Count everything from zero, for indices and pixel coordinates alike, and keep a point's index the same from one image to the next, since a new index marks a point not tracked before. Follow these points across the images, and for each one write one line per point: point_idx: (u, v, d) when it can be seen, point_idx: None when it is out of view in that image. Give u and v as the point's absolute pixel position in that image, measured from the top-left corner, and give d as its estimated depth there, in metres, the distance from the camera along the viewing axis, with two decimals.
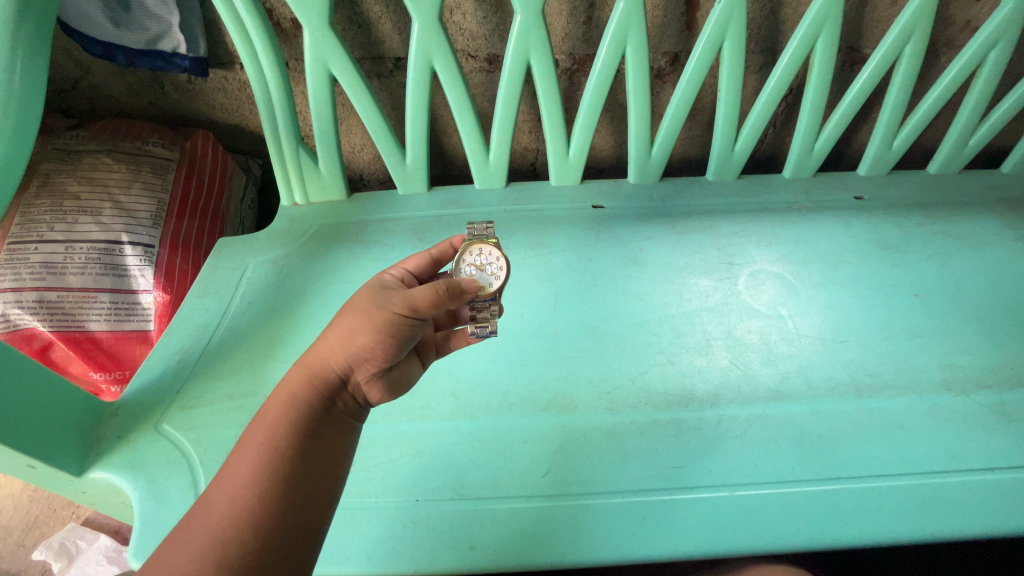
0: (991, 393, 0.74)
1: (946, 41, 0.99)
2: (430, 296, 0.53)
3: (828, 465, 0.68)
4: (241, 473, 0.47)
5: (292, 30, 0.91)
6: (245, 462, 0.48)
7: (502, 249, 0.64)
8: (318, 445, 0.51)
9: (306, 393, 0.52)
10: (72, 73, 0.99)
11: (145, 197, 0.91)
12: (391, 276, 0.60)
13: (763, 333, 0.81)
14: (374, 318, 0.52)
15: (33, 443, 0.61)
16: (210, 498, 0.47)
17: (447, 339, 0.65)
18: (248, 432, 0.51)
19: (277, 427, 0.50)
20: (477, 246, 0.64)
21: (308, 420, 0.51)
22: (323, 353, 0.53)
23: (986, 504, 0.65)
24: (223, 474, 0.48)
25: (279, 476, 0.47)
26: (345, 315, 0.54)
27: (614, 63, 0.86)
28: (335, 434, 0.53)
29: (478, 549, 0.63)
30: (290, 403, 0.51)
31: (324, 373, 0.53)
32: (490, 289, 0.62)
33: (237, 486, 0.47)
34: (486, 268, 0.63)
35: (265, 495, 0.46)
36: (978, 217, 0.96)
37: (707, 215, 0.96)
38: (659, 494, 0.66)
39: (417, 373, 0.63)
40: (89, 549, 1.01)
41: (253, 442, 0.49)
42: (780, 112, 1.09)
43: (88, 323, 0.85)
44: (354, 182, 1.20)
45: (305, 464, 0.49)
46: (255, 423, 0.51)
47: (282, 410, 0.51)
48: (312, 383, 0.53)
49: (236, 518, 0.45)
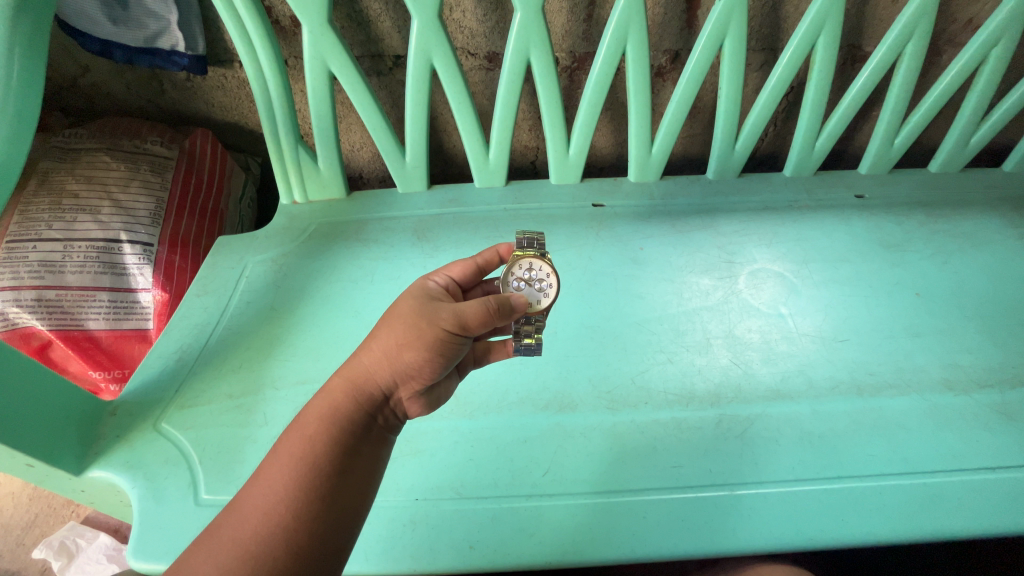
0: (992, 393, 0.74)
1: (947, 39, 0.99)
2: (481, 313, 0.51)
3: (828, 464, 0.68)
4: (277, 486, 0.47)
5: (291, 28, 0.91)
6: (280, 475, 0.47)
7: (552, 265, 0.63)
8: (354, 462, 0.51)
9: (348, 408, 0.52)
10: (71, 71, 0.98)
11: (144, 196, 0.91)
12: (436, 284, 0.60)
13: (763, 333, 0.81)
14: (425, 335, 0.52)
15: (32, 442, 0.61)
16: (243, 504, 0.47)
17: (486, 352, 0.66)
18: (284, 441, 0.50)
19: (316, 441, 0.49)
20: (527, 260, 0.63)
21: (348, 436, 0.51)
22: (369, 367, 0.53)
23: (987, 504, 0.65)
24: (257, 482, 0.48)
25: (315, 494, 0.47)
26: (393, 329, 0.54)
27: (614, 59, 0.86)
28: (373, 450, 0.53)
29: (478, 549, 0.63)
30: (332, 414, 0.51)
31: (366, 387, 0.53)
32: (539, 306, 0.62)
33: (272, 498, 0.46)
34: (534, 283, 0.63)
35: (300, 510, 0.46)
36: (979, 216, 0.95)
37: (708, 213, 0.96)
38: (659, 494, 0.66)
39: (453, 385, 0.64)
40: (89, 547, 1.01)
41: (289, 453, 0.49)
42: (781, 111, 1.09)
43: (87, 322, 0.84)
44: (354, 180, 1.20)
45: (342, 482, 0.49)
46: (291, 432, 0.51)
47: (323, 423, 0.51)
48: (355, 397, 0.52)
49: (270, 532, 0.45)
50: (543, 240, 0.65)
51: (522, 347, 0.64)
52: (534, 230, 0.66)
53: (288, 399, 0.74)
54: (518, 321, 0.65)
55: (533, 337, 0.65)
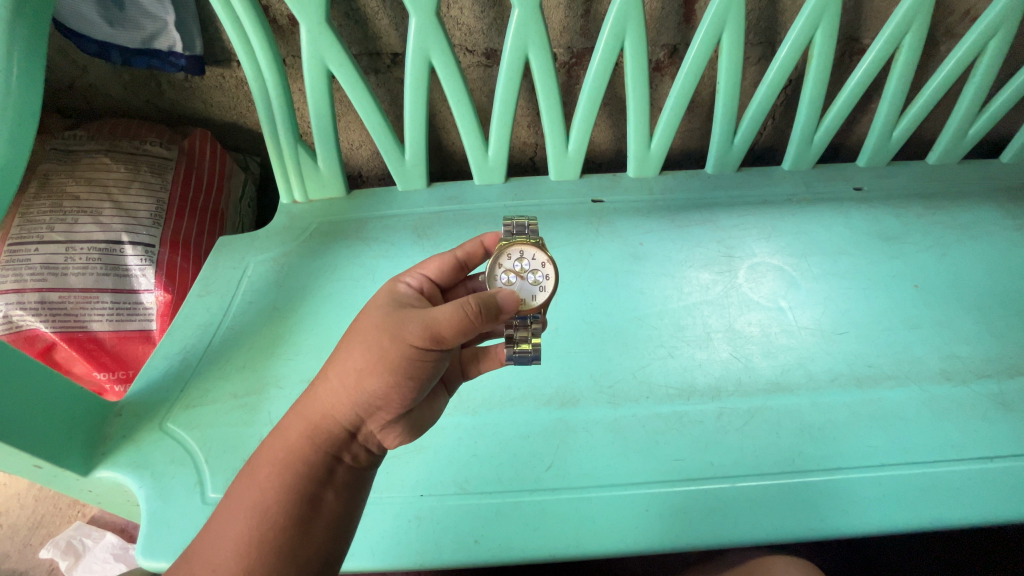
0: (991, 383, 0.74)
1: (946, 30, 0.99)
2: (455, 323, 0.49)
3: (828, 456, 0.68)
4: (230, 540, 0.47)
5: (289, 27, 0.91)
6: (234, 526, 0.48)
7: (548, 254, 0.62)
8: (318, 508, 0.51)
9: (305, 450, 0.52)
10: (69, 73, 0.98)
11: (144, 197, 0.91)
12: (405, 286, 0.60)
13: (763, 326, 0.82)
14: (384, 359, 0.51)
15: (40, 443, 0.62)
16: (196, 560, 0.47)
17: (473, 361, 0.66)
18: (238, 491, 0.51)
19: (270, 488, 0.50)
20: (518, 249, 0.63)
21: (307, 482, 0.51)
22: (327, 401, 0.53)
23: (986, 492, 0.65)
24: (210, 533, 0.49)
25: (268, 548, 0.47)
26: (353, 358, 0.52)
27: (613, 54, 0.86)
28: (339, 492, 0.53)
29: (483, 543, 0.64)
30: (286, 458, 0.51)
31: (327, 427, 0.53)
32: (535, 301, 0.61)
33: (226, 551, 0.47)
34: (528, 275, 0.62)
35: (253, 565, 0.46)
36: (978, 207, 0.96)
37: (707, 207, 0.96)
38: (661, 487, 0.67)
39: (444, 403, 0.65)
40: (96, 546, 1.02)
41: (243, 503, 0.49)
42: (779, 104, 1.09)
43: (91, 323, 0.85)
44: (353, 179, 1.20)
45: (303, 532, 0.49)
46: (249, 476, 0.51)
47: (276, 469, 0.51)
48: (314, 439, 0.52)
49: None
50: (534, 227, 0.66)
51: (515, 354, 0.63)
52: (525, 217, 0.67)
53: (291, 399, 0.75)
54: (513, 326, 0.64)
55: (529, 342, 0.64)
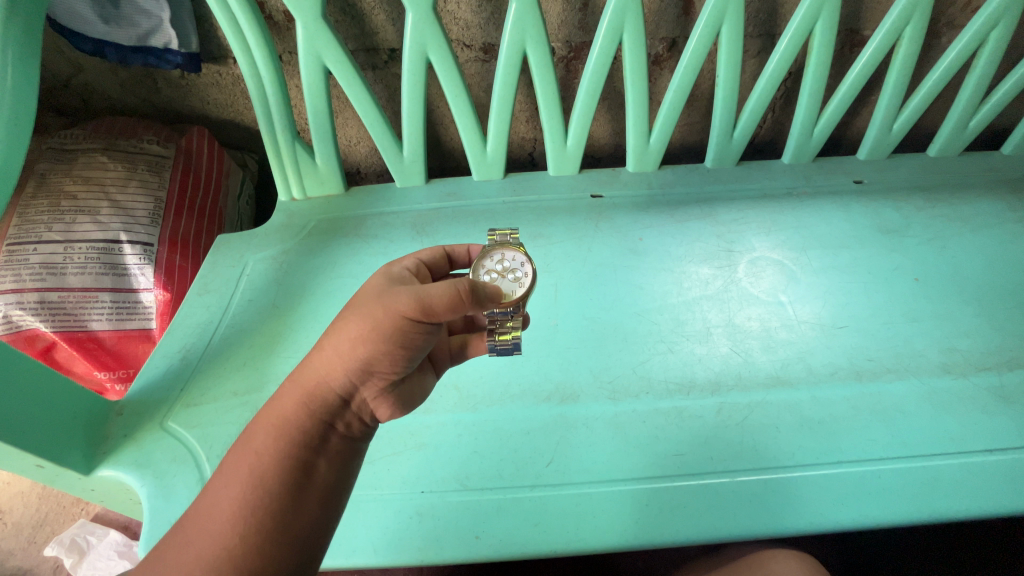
0: (991, 375, 0.74)
1: (946, 21, 0.98)
2: (449, 298, 0.48)
3: (827, 449, 0.69)
4: (224, 509, 0.47)
5: (285, 23, 0.91)
6: (229, 495, 0.48)
7: (528, 255, 0.62)
8: (312, 476, 0.50)
9: (299, 418, 0.51)
10: (64, 71, 0.98)
11: (142, 196, 0.91)
12: (404, 268, 0.58)
13: (763, 320, 0.82)
14: (379, 330, 0.50)
15: (42, 443, 0.62)
16: (194, 526, 0.48)
17: (463, 347, 0.66)
18: (235, 458, 0.51)
19: (264, 456, 0.49)
20: (501, 252, 0.64)
21: (301, 450, 0.50)
22: (320, 369, 0.51)
23: (985, 485, 0.65)
24: (207, 500, 0.49)
25: (261, 517, 0.46)
26: (348, 327, 0.51)
27: (612, 47, 0.85)
28: (333, 462, 0.52)
29: (483, 539, 0.64)
30: (281, 427, 0.50)
31: (321, 394, 0.51)
32: (513, 296, 0.59)
33: (221, 519, 0.47)
34: (508, 274, 0.61)
35: (246, 533, 0.46)
36: (979, 199, 0.95)
37: (707, 202, 0.96)
38: (661, 481, 0.67)
39: (431, 382, 0.63)
40: (100, 543, 1.03)
41: (237, 472, 0.49)
42: (779, 97, 1.08)
43: (90, 323, 0.85)
44: (351, 175, 1.20)
45: (296, 500, 0.48)
46: (244, 445, 0.51)
47: (271, 438, 0.50)
48: (308, 407, 0.51)
49: (216, 556, 0.45)
50: (517, 237, 0.66)
51: (496, 344, 0.63)
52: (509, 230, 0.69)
53: None
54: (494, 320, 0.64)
55: (510, 333, 0.63)
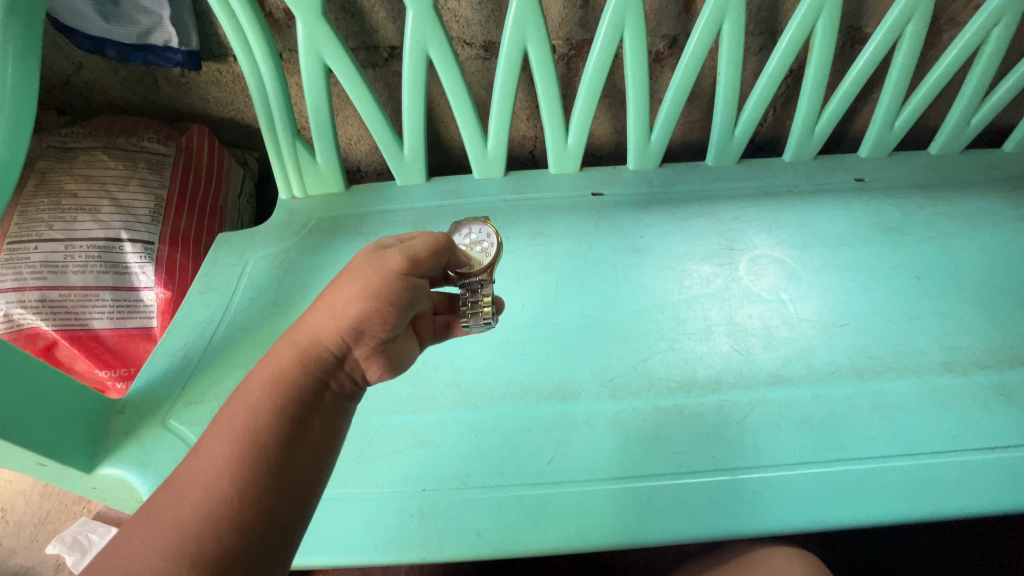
0: (992, 373, 0.74)
1: (948, 18, 0.98)
2: (429, 245, 0.53)
3: (828, 447, 0.69)
4: (215, 460, 0.42)
5: (285, 20, 0.90)
6: (220, 447, 0.43)
7: (493, 225, 0.65)
8: (308, 429, 0.46)
9: (293, 373, 0.48)
10: (64, 69, 0.98)
11: (142, 194, 0.91)
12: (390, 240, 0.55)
13: (764, 318, 0.82)
14: (370, 281, 0.49)
15: (44, 441, 0.62)
16: (177, 483, 0.42)
17: (446, 326, 0.62)
18: (223, 415, 0.46)
19: (259, 407, 0.45)
20: (468, 226, 0.65)
21: (297, 404, 0.46)
22: (314, 327, 0.50)
23: (986, 483, 0.65)
24: (192, 458, 0.43)
25: (259, 465, 0.42)
26: (340, 283, 0.51)
27: (613, 46, 0.85)
28: (328, 418, 0.48)
29: (485, 537, 0.64)
30: (275, 379, 0.47)
31: (317, 351, 0.49)
32: (483, 263, 0.62)
33: (210, 472, 0.41)
34: (477, 245, 0.64)
35: (243, 482, 0.41)
36: (980, 197, 0.95)
37: (707, 199, 0.96)
38: (662, 478, 0.67)
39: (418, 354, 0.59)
40: (101, 541, 1.04)
41: (228, 425, 0.44)
42: (780, 95, 1.08)
43: (92, 321, 0.85)
44: (352, 173, 1.20)
45: (293, 449, 0.44)
46: (234, 401, 0.46)
47: (265, 390, 0.46)
48: (302, 362, 0.48)
49: (209, 509, 0.39)
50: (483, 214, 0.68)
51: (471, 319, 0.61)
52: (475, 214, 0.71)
53: None
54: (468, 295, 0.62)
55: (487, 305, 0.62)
